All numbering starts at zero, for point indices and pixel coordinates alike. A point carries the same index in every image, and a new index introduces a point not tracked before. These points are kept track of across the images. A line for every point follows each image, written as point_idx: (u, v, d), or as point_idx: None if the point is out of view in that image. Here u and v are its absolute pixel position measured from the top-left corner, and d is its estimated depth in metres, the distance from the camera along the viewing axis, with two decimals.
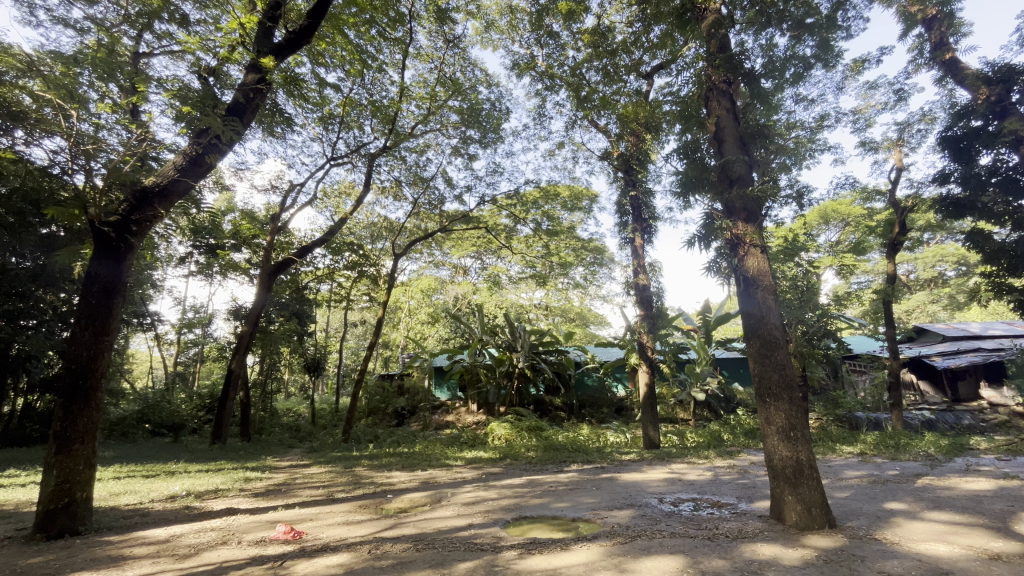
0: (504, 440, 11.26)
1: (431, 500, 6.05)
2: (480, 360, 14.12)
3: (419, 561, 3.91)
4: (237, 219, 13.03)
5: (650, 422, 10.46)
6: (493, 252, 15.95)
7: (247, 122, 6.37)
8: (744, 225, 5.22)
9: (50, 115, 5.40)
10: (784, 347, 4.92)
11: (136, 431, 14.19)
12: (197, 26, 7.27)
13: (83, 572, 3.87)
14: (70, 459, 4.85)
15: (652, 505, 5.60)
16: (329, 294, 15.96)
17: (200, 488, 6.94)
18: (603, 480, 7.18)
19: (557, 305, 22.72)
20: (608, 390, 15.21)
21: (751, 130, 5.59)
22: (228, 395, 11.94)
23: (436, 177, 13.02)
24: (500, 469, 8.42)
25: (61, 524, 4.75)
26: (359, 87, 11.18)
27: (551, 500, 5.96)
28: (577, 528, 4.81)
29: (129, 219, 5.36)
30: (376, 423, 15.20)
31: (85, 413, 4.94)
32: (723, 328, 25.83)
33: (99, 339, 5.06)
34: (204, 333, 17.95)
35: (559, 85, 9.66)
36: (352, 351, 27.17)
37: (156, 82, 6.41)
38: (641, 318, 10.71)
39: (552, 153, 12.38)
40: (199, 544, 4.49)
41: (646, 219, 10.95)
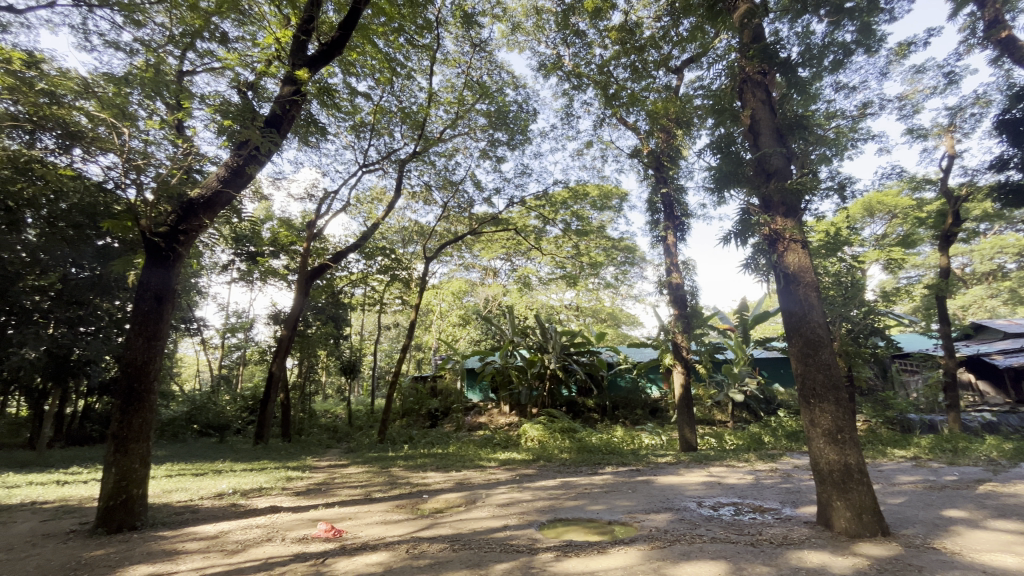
0: (537, 441, 11.22)
1: (466, 501, 6.10)
2: (512, 361, 14.14)
3: (457, 561, 3.94)
4: (276, 227, 13.51)
5: (686, 424, 10.21)
6: (522, 254, 15.92)
7: (284, 132, 6.64)
8: (784, 219, 5.05)
9: (103, 133, 5.70)
10: (829, 346, 4.71)
11: (185, 431, 14.91)
12: (237, 43, 7.60)
13: (141, 565, 4.07)
14: (126, 458, 5.13)
15: (691, 509, 5.46)
16: (363, 298, 16.35)
17: (245, 487, 7.20)
18: (640, 483, 7.06)
19: (588, 306, 22.56)
20: (642, 391, 14.98)
21: (788, 121, 5.41)
22: (269, 396, 12.36)
23: (465, 181, 13.14)
24: (533, 471, 8.41)
25: (120, 519, 5.02)
26: (389, 95, 11.42)
27: (587, 502, 5.91)
28: (614, 531, 4.75)
29: (177, 229, 5.63)
30: (410, 424, 15.46)
31: (139, 413, 5.21)
32: (762, 327, 25.12)
33: (151, 345, 5.33)
34: (246, 337, 18.68)
35: (587, 84, 9.60)
36: (387, 354, 27.77)
37: (199, 98, 6.67)
38: (674, 317, 10.50)
39: (580, 152, 12.28)
40: (246, 541, 4.65)
41: (679, 216, 10.75)
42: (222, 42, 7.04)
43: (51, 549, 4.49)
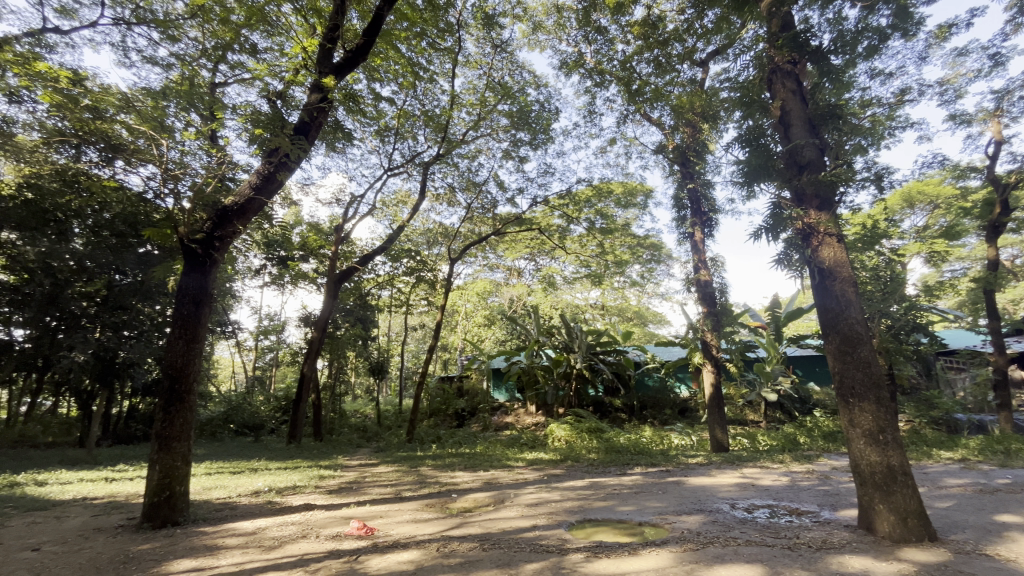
0: (564, 441, 11.17)
1: (495, 501, 6.12)
2: (538, 361, 14.13)
3: (486, 560, 3.95)
4: (305, 232, 13.86)
5: (718, 424, 9.99)
6: (547, 253, 15.86)
7: (312, 139, 6.81)
8: (817, 213, 4.90)
9: (143, 144, 5.92)
10: (869, 343, 4.53)
11: (222, 431, 15.44)
12: (266, 54, 7.84)
13: (185, 559, 4.24)
14: (169, 456, 5.36)
15: (724, 511, 5.34)
16: (390, 299, 16.64)
17: (280, 485, 7.40)
18: (670, 484, 6.95)
19: (614, 305, 22.36)
20: (671, 390, 14.74)
21: (822, 111, 5.24)
22: (301, 397, 12.66)
23: (488, 181, 13.18)
24: (561, 471, 8.38)
25: (164, 515, 5.23)
26: (412, 99, 11.58)
27: (616, 503, 5.84)
28: (645, 533, 4.68)
29: (212, 235, 5.82)
30: (438, 424, 15.61)
31: (181, 413, 5.43)
32: (796, 324, 24.46)
33: (190, 347, 5.54)
34: (279, 339, 19.21)
35: (610, 81, 9.49)
36: (414, 355, 28.14)
37: (232, 108, 6.88)
38: (703, 315, 10.29)
39: (603, 150, 12.14)
40: (282, 537, 4.79)
41: (706, 212, 10.53)
42: (251, 53, 7.26)
43: (102, 542, 4.73)
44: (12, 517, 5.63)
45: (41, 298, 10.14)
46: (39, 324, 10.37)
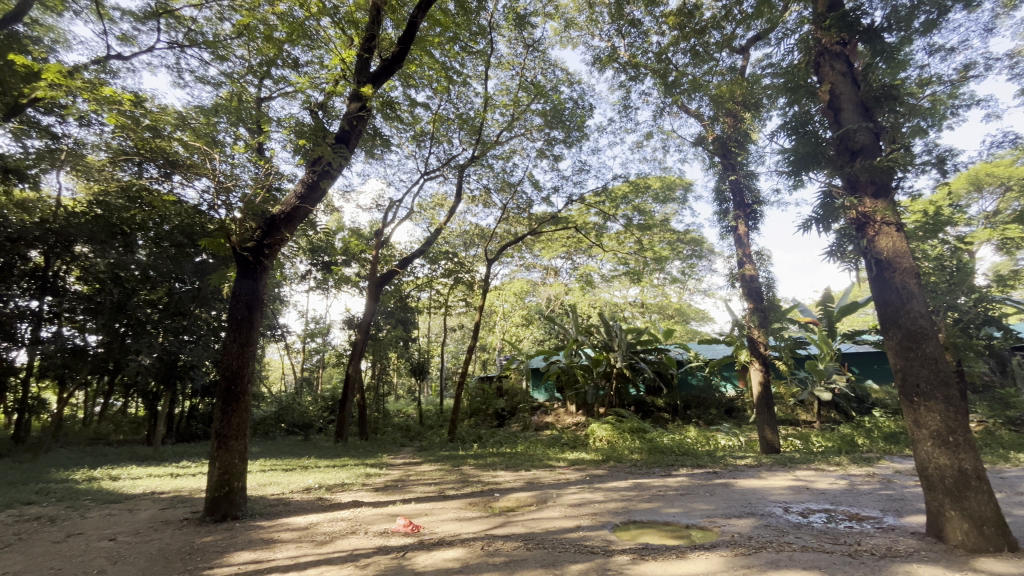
0: (606, 441, 11.02)
1: (538, 501, 6.11)
2: (577, 360, 13.95)
3: (531, 560, 3.95)
4: (347, 237, 14.33)
5: (767, 425, 9.61)
6: (584, 251, 15.69)
7: (352, 147, 7.02)
8: (873, 201, 4.63)
9: (198, 159, 6.14)
10: (935, 338, 4.24)
11: (275, 429, 16.16)
12: (307, 67, 8.16)
13: (244, 551, 4.47)
14: (227, 453, 5.66)
15: (777, 515, 5.12)
16: (429, 301, 16.97)
17: (329, 482, 7.67)
18: (718, 486, 6.73)
19: (654, 302, 21.93)
20: (716, 389, 14.30)
21: (876, 93, 4.94)
22: (347, 397, 13.09)
23: (523, 181, 13.21)
24: (604, 472, 8.28)
25: (224, 509, 5.53)
26: (447, 103, 11.79)
27: (662, 505, 5.72)
28: (693, 536, 4.55)
29: (262, 243, 6.10)
30: (478, 424, 15.79)
31: (237, 413, 5.72)
32: (851, 320, 23.22)
33: (244, 350, 5.82)
34: (325, 342, 19.90)
35: (645, 74, 9.33)
36: (454, 356, 28.55)
37: (277, 121, 7.13)
38: (749, 312, 9.91)
39: (640, 144, 11.90)
40: (333, 532, 4.96)
41: (750, 204, 10.13)
42: (294, 66, 7.52)
43: (170, 534, 5.05)
44: (92, 509, 6.09)
45: (111, 306, 10.96)
46: (110, 330, 11.03)
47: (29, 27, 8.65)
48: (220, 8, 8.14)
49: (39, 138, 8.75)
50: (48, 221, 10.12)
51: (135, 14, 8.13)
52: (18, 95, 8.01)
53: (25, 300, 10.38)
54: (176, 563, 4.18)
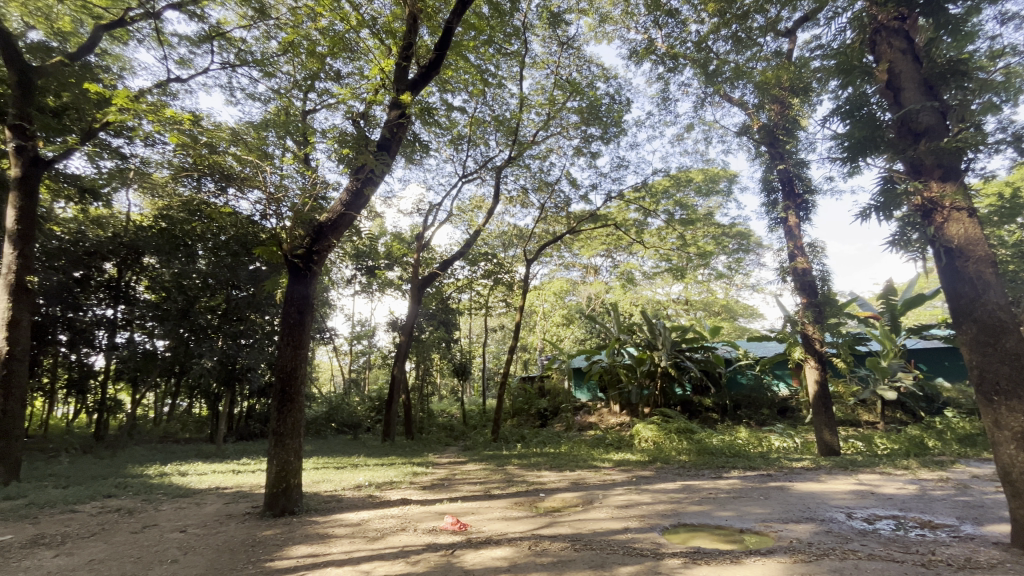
0: (652, 442, 10.79)
1: (584, 502, 6.06)
2: (619, 360, 13.69)
3: (580, 561, 3.93)
4: (389, 241, 14.72)
5: (825, 426, 9.13)
6: (625, 249, 15.40)
7: (393, 154, 7.19)
8: (940, 184, 4.31)
9: (251, 172, 6.48)
10: (1016, 332, 3.89)
11: (326, 428, 16.82)
12: (348, 78, 8.44)
13: (302, 545, 4.67)
14: (284, 451, 5.92)
15: (839, 520, 4.86)
16: (470, 302, 17.15)
17: (378, 480, 7.91)
18: (772, 489, 6.45)
19: (699, 299, 21.28)
20: (768, 388, 13.70)
21: (940, 69, 4.61)
22: (393, 397, 13.44)
23: (561, 180, 13.16)
24: (650, 473, 8.09)
25: (282, 504, 5.81)
26: (483, 106, 11.90)
27: (713, 508, 5.54)
28: (747, 541, 4.38)
29: (312, 250, 6.35)
30: (521, 424, 15.87)
31: (292, 412, 5.99)
32: (917, 313, 21.77)
33: (297, 352, 6.08)
34: (370, 343, 20.52)
35: (685, 64, 9.07)
36: (495, 356, 28.81)
37: (321, 132, 7.35)
38: (802, 307, 9.44)
39: (680, 137, 11.58)
40: (384, 529, 5.10)
41: (801, 193, 9.59)
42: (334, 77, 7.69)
43: (234, 527, 5.34)
44: (164, 502, 6.54)
45: (176, 313, 11.75)
46: (176, 335, 11.70)
47: (99, 57, 9.39)
48: (266, 27, 8.54)
49: (111, 158, 9.51)
50: (121, 235, 11.32)
51: (190, 39, 8.66)
52: (92, 120, 8.71)
53: (103, 308, 11.48)
54: (240, 555, 4.42)
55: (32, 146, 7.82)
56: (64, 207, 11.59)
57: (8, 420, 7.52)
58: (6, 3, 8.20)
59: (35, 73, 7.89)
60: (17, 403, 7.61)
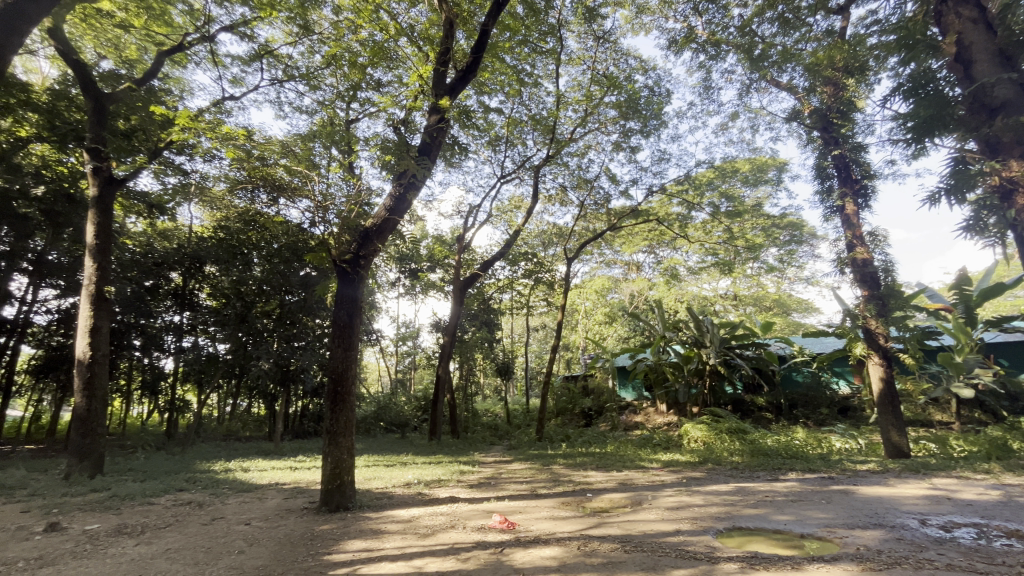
0: (701, 442, 10.48)
1: (632, 502, 5.95)
2: (665, 358, 13.26)
3: (631, 562, 3.86)
4: (431, 244, 15.02)
5: (893, 426, 8.59)
6: (668, 245, 15.01)
7: (434, 157, 7.31)
8: (1022, 162, 3.93)
9: (298, 182, 6.74)
10: None
11: (375, 427, 17.40)
12: (388, 87, 8.68)
13: (357, 540, 4.84)
14: (338, 449, 6.14)
15: (911, 527, 4.54)
16: (512, 302, 17.26)
17: (427, 478, 8.08)
18: (835, 492, 6.10)
19: (748, 294, 20.47)
20: (827, 386, 12.95)
21: (1019, 36, 4.17)
22: (438, 397, 13.70)
23: (600, 176, 13.02)
24: (701, 474, 7.87)
25: (337, 501, 6.04)
26: (519, 106, 11.92)
27: (771, 511, 5.31)
28: (808, 546, 4.17)
29: (358, 255, 6.58)
30: (565, 423, 15.81)
31: (345, 411, 6.21)
32: (996, 304, 20.05)
33: (348, 353, 6.31)
34: (415, 344, 21.03)
35: (728, 50, 8.77)
36: (537, 355, 28.84)
37: (365, 141, 7.41)
38: (863, 300, 8.89)
39: (724, 126, 11.18)
40: (434, 526, 5.21)
41: (860, 179, 9.02)
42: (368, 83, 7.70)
43: (294, 521, 5.60)
44: (230, 496, 6.96)
45: (235, 317, 12.50)
46: (235, 339, 12.50)
47: (162, 81, 10.10)
48: (311, 43, 8.91)
49: (174, 175, 10.19)
50: (185, 247, 12.29)
51: (242, 59, 9.16)
52: (157, 140, 9.35)
53: (172, 314, 12.50)
54: (301, 547, 4.64)
55: (107, 166, 8.47)
56: (135, 222, 12.58)
57: (93, 419, 8.22)
58: (82, 37, 8.96)
59: (109, 99, 8.56)
60: (100, 403, 8.28)
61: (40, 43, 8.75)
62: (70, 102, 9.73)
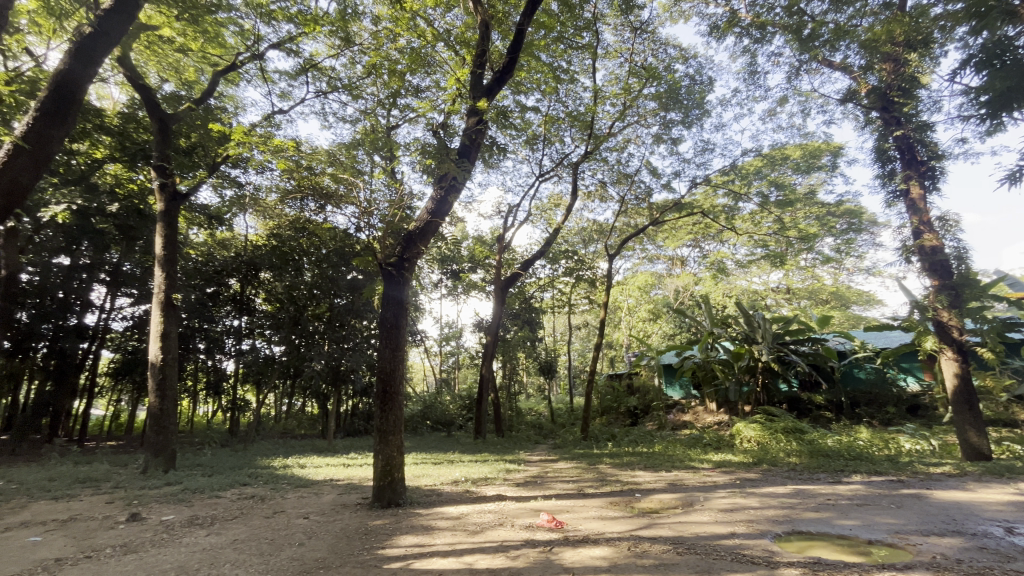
0: (755, 442, 10.09)
1: (683, 503, 5.79)
2: (714, 355, 12.63)
3: (683, 565, 3.77)
4: (472, 245, 15.19)
5: (970, 426, 7.94)
6: (714, 238, 14.47)
7: (473, 159, 7.38)
8: None
9: (343, 189, 6.98)
10: None
11: (422, 426, 17.77)
12: (426, 91, 8.85)
13: (409, 535, 4.97)
14: (389, 447, 6.32)
15: (995, 536, 4.18)
16: (553, 300, 17.20)
17: (474, 476, 8.19)
18: (906, 497, 5.70)
19: (802, 287, 19.50)
20: (893, 383, 12.10)
21: None
22: (482, 396, 13.83)
23: (641, 170, 12.75)
24: (756, 475, 7.57)
25: (388, 497, 6.23)
26: (556, 103, 11.83)
27: (834, 515, 5.04)
28: (877, 553, 3.93)
29: (402, 257, 6.73)
30: (610, 423, 15.60)
31: (394, 410, 6.38)
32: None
33: (395, 353, 6.49)
34: (458, 344, 21.36)
35: (774, 32, 8.39)
36: (580, 354, 28.62)
37: (405, 146, 7.58)
38: (934, 290, 8.26)
39: (772, 112, 10.67)
40: (483, 523, 5.27)
41: (926, 160, 8.40)
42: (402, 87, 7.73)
43: (348, 516, 5.82)
44: (289, 491, 7.32)
45: (288, 321, 13.11)
46: (289, 342, 13.11)
47: (219, 100, 10.76)
48: (352, 54, 9.21)
49: (230, 187, 10.79)
50: (242, 255, 13.00)
51: (289, 74, 9.59)
52: (215, 155, 9.95)
53: (232, 319, 13.24)
54: (357, 541, 4.82)
55: (172, 182, 9.11)
56: (197, 234, 13.43)
57: (165, 417, 8.85)
58: (146, 63, 9.63)
59: (171, 119, 9.18)
60: (170, 402, 8.88)
61: (111, 71, 9.47)
62: (138, 123, 10.57)
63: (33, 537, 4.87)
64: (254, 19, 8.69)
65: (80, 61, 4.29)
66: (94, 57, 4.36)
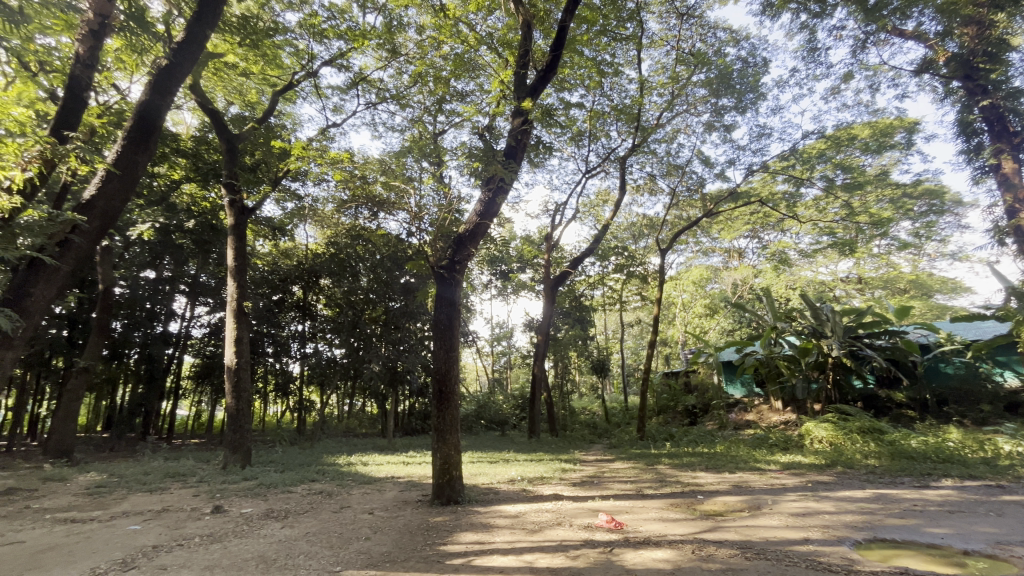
0: (828, 443, 9.47)
1: (750, 506, 5.53)
2: (778, 351, 12.05)
3: (752, 570, 3.60)
4: (520, 245, 15.21)
5: None
6: (774, 227, 13.70)
7: (520, 159, 7.39)
8: None
9: (392, 195, 7.21)
10: None
11: (476, 424, 18.03)
12: (471, 95, 8.97)
13: (469, 533, 5.05)
14: (446, 446, 6.45)
15: None
16: (604, 298, 16.89)
17: (530, 475, 8.22)
18: (1007, 504, 5.15)
19: (875, 276, 18.09)
20: (987, 379, 10.98)
21: None
22: (535, 396, 13.82)
23: (692, 161, 12.27)
24: (829, 478, 7.11)
25: (448, 494, 6.37)
26: (601, 98, 11.63)
27: (922, 522, 4.64)
28: (974, 565, 3.58)
29: (454, 260, 6.85)
30: (667, 422, 15.15)
31: (450, 409, 6.50)
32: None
33: (449, 353, 6.65)
34: (509, 344, 21.49)
35: (834, 6, 7.83)
36: (633, 352, 28.01)
37: (453, 151, 7.67)
38: None
39: (836, 90, 9.96)
40: (541, 522, 5.27)
41: (1020, 131, 7.58)
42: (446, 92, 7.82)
43: (410, 512, 6.00)
44: (353, 487, 7.66)
45: (348, 324, 13.69)
46: (349, 344, 13.72)
47: (279, 118, 11.43)
48: (399, 64, 9.47)
49: (292, 200, 11.42)
50: (303, 263, 13.82)
51: (341, 88, 10.03)
52: (276, 171, 10.58)
53: (296, 324, 14.14)
54: (419, 537, 4.96)
55: (240, 199, 9.76)
56: (262, 245, 14.34)
57: (240, 416, 9.49)
58: (214, 88, 10.37)
59: (237, 139, 9.83)
60: (245, 403, 9.51)
61: (184, 98, 10.28)
62: (208, 145, 11.36)
63: (135, 526, 5.38)
64: (308, 39, 9.13)
65: (158, 93, 4.66)
66: (167, 88, 4.73)
